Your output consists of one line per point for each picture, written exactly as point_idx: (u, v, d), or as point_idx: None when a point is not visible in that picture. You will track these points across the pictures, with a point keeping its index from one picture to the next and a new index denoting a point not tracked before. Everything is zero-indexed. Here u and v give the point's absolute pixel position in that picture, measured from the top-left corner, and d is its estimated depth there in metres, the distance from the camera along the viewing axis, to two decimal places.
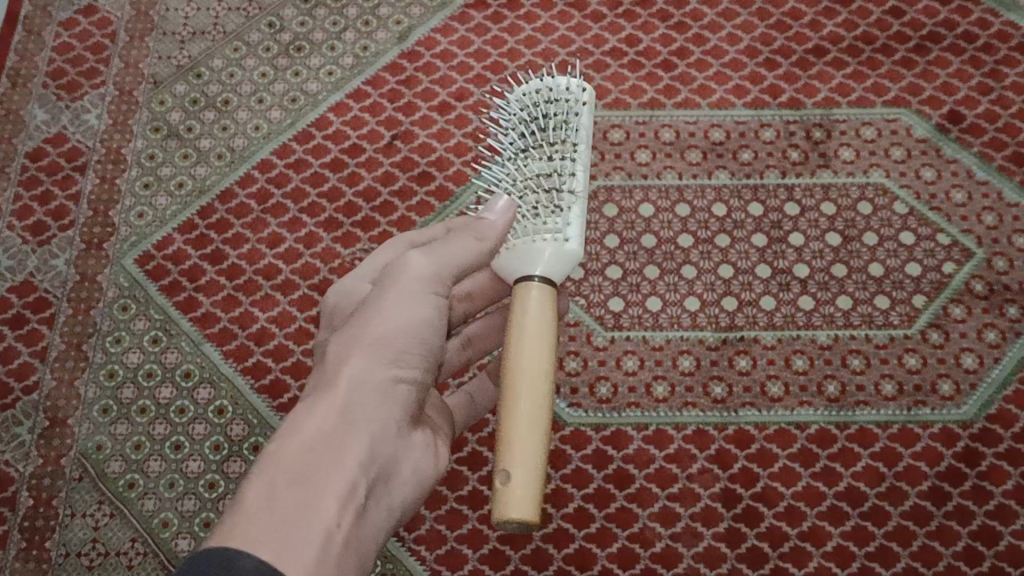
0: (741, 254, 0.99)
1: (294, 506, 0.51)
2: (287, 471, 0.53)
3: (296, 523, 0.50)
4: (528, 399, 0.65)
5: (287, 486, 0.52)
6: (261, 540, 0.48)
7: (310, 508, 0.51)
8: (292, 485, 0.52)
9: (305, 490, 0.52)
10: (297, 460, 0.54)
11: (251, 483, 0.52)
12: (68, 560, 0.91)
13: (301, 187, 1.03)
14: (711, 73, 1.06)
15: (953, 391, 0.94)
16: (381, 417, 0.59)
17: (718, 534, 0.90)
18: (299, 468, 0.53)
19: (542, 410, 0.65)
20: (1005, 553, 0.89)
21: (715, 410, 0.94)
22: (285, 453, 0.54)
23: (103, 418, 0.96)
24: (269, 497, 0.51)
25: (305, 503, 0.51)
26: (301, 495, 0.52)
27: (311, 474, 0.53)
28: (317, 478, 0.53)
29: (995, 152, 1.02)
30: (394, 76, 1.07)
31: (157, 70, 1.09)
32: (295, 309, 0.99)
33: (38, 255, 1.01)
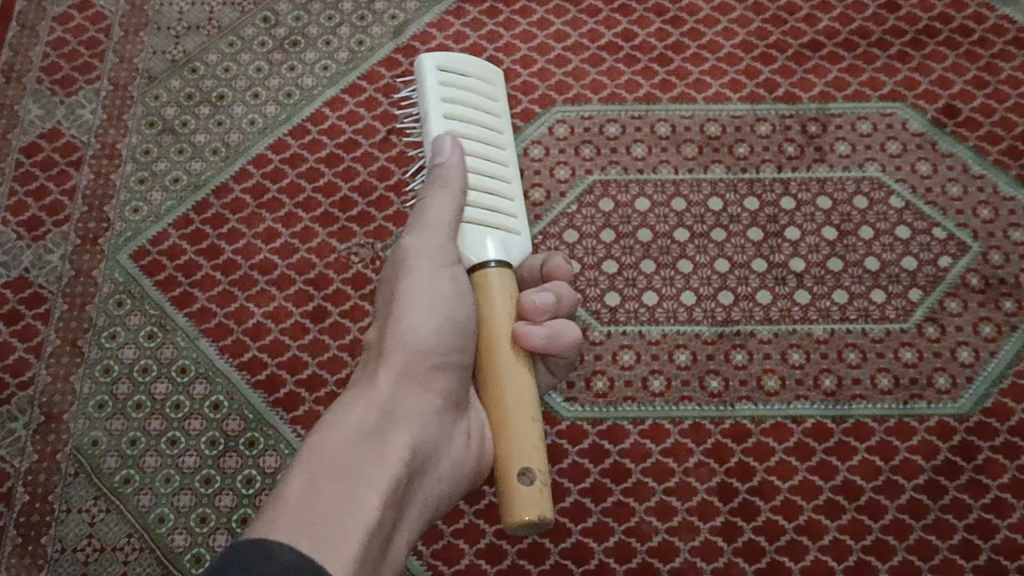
0: (736, 249, 0.99)
1: (340, 497, 0.53)
2: (328, 464, 0.56)
3: (344, 511, 0.52)
4: (513, 401, 0.70)
5: (331, 474, 0.55)
6: (310, 524, 0.51)
7: (357, 499, 0.54)
8: (335, 477, 0.55)
9: (348, 482, 0.55)
10: (339, 452, 0.57)
11: (296, 470, 0.55)
12: (64, 555, 0.91)
13: (296, 182, 1.03)
14: (706, 67, 1.06)
15: (949, 385, 0.94)
16: (408, 421, 0.62)
17: (715, 528, 0.90)
18: (342, 462, 0.56)
19: (528, 408, 0.71)
20: (1002, 545, 0.89)
21: (711, 404, 0.94)
22: (324, 449, 0.57)
23: (99, 414, 0.95)
24: (314, 486, 0.54)
25: (352, 496, 0.54)
26: (346, 487, 0.54)
27: (354, 465, 0.56)
28: (360, 470, 0.56)
29: (991, 146, 1.02)
30: (390, 71, 1.07)
31: (152, 65, 1.09)
32: (291, 303, 0.98)
33: (33, 250, 1.01)
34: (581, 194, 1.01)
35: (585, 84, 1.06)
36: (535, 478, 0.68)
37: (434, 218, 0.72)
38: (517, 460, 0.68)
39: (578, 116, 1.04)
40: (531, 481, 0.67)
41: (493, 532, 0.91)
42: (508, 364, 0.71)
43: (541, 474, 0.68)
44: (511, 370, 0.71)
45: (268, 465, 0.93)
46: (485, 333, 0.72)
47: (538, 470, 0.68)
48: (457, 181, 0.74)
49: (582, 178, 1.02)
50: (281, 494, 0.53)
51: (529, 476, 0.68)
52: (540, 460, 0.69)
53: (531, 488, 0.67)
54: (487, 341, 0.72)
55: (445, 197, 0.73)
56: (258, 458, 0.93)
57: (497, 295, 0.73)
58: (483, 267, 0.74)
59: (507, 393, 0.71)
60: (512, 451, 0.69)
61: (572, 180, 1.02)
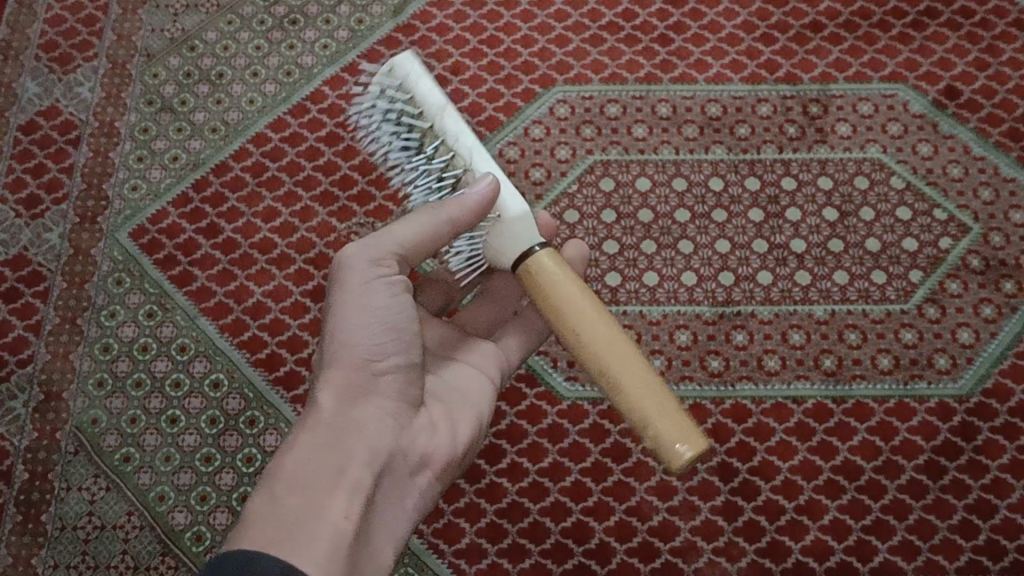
0: (737, 229, 0.99)
1: (303, 512, 0.53)
2: (289, 479, 0.55)
3: (307, 526, 0.53)
4: (610, 352, 0.61)
5: (290, 494, 0.54)
6: (275, 544, 0.51)
7: (320, 509, 0.54)
8: (294, 493, 0.54)
9: (311, 494, 0.54)
10: (297, 469, 0.56)
11: (256, 493, 0.55)
12: (64, 533, 0.91)
13: (296, 161, 1.02)
14: (708, 47, 1.05)
15: (949, 365, 0.94)
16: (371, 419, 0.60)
17: (715, 508, 0.90)
18: (302, 475, 0.55)
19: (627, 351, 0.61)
20: (1000, 526, 0.89)
21: (712, 384, 0.94)
22: (286, 462, 0.56)
23: (98, 391, 0.95)
24: (274, 509, 0.53)
25: (315, 507, 0.54)
26: (308, 500, 0.54)
27: (313, 481, 0.55)
28: (320, 480, 0.55)
29: (992, 128, 1.02)
30: (390, 50, 1.06)
31: (150, 43, 1.08)
32: (291, 283, 0.98)
33: (31, 229, 1.00)
34: (582, 174, 1.01)
35: (586, 64, 1.05)
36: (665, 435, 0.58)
37: (397, 234, 0.63)
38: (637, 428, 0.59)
39: (579, 96, 1.04)
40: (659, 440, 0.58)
41: (493, 511, 0.91)
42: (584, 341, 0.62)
43: (667, 408, 0.59)
44: (585, 323, 0.62)
45: (268, 445, 0.93)
46: (546, 306, 0.63)
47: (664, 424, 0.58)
48: (455, 207, 0.62)
49: (583, 158, 1.02)
50: (245, 520, 0.53)
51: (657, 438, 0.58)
52: (658, 395, 0.59)
53: (663, 431, 0.58)
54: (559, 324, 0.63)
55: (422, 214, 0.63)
56: (259, 437, 0.93)
57: (546, 271, 0.64)
58: (522, 254, 0.65)
59: (599, 349, 0.61)
60: (632, 408, 0.59)
61: (573, 160, 1.02)
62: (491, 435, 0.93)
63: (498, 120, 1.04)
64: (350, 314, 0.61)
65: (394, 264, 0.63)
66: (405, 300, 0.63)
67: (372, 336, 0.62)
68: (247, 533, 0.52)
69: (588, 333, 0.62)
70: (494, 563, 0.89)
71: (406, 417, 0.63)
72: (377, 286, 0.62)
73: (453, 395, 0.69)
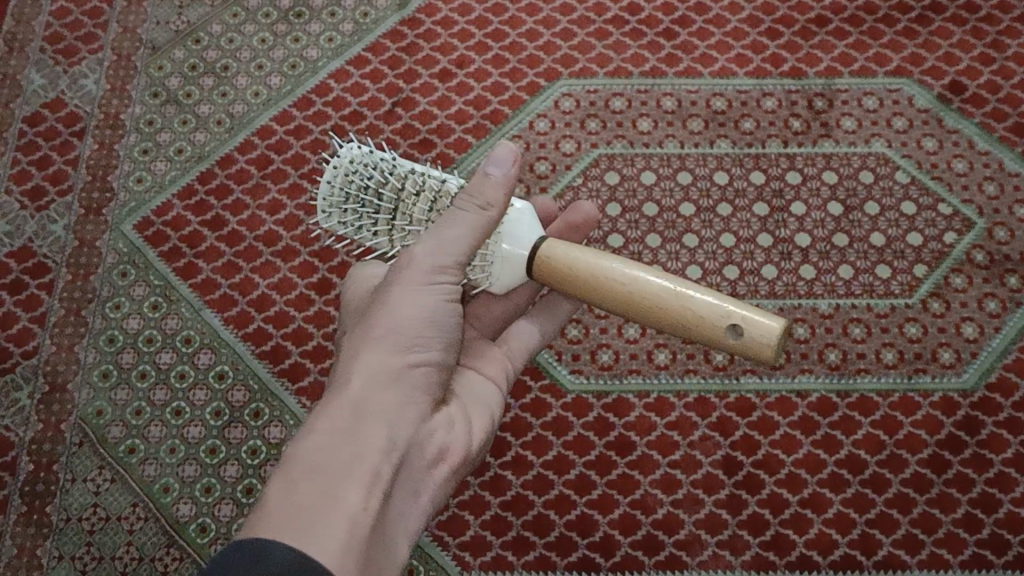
0: (742, 223, 0.99)
1: (325, 493, 0.52)
2: (309, 464, 0.53)
3: (327, 507, 0.51)
4: (655, 300, 0.65)
5: (309, 478, 0.52)
6: (294, 522, 0.49)
7: (341, 491, 0.52)
8: (318, 472, 0.53)
9: (333, 475, 0.53)
10: (317, 455, 0.54)
11: (274, 478, 0.53)
12: (69, 524, 0.91)
13: (301, 154, 1.02)
14: (712, 41, 1.05)
15: (953, 359, 0.94)
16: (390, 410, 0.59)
17: (719, 501, 0.90)
18: (325, 456, 0.54)
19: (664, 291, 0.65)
20: (1004, 520, 0.89)
21: (717, 377, 0.93)
22: (306, 448, 0.54)
23: (103, 383, 0.95)
24: (296, 486, 0.52)
25: (336, 489, 0.52)
26: (329, 481, 0.52)
27: (333, 466, 0.53)
28: (344, 462, 0.54)
29: (997, 123, 1.02)
30: (395, 43, 1.06)
31: (155, 35, 1.08)
32: (295, 275, 0.98)
33: (36, 221, 1.01)
34: (587, 168, 1.01)
35: (590, 58, 1.05)
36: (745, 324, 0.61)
37: (446, 236, 0.64)
38: (720, 333, 0.62)
39: (584, 89, 1.04)
40: (743, 328, 0.61)
41: (497, 503, 0.91)
42: (632, 302, 0.66)
43: (724, 322, 0.62)
44: (622, 290, 0.66)
45: (273, 437, 0.93)
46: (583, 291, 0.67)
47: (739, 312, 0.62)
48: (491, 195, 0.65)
49: (588, 151, 1.02)
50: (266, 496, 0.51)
51: (742, 326, 0.61)
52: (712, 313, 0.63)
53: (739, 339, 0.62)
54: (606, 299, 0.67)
55: (461, 215, 0.64)
56: (263, 429, 0.93)
57: (564, 258, 0.67)
58: (533, 259, 0.68)
59: (645, 303, 0.65)
60: (703, 334, 0.63)
61: (578, 153, 1.02)
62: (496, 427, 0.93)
63: (503, 114, 1.04)
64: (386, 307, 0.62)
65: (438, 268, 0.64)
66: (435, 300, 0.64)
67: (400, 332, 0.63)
68: (267, 511, 0.50)
69: (630, 295, 0.66)
70: (499, 555, 0.89)
71: (424, 413, 0.62)
72: (415, 287, 0.64)
73: (465, 400, 0.69)
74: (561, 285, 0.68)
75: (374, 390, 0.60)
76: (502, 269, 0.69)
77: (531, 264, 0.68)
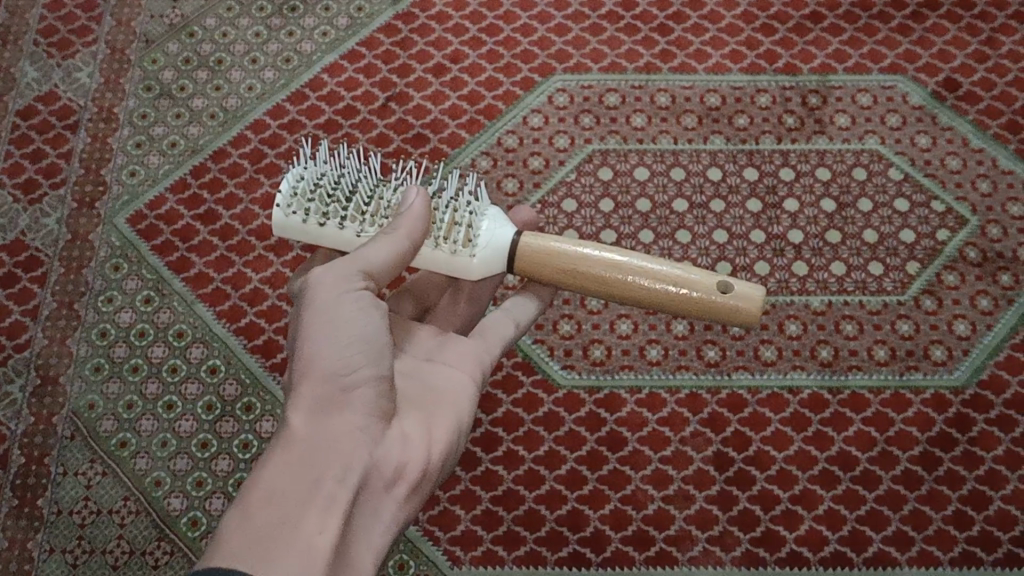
0: (735, 219, 0.99)
1: (274, 527, 0.51)
2: (264, 495, 0.52)
3: (276, 542, 0.50)
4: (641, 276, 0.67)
5: (263, 510, 0.52)
6: (243, 561, 0.49)
7: (291, 525, 0.51)
8: (267, 507, 0.52)
9: (283, 509, 0.52)
10: (272, 486, 0.53)
11: (229, 512, 0.52)
12: (60, 517, 0.91)
13: (295, 148, 1.02)
14: (707, 38, 1.05)
15: (945, 357, 0.94)
16: (349, 434, 0.57)
17: (710, 497, 0.90)
18: (277, 490, 0.53)
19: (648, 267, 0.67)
20: (995, 517, 0.89)
21: (708, 373, 0.94)
22: (261, 479, 0.53)
23: (95, 376, 0.95)
24: (245, 524, 0.51)
25: (286, 521, 0.51)
26: (282, 515, 0.51)
27: (287, 497, 0.52)
28: (291, 495, 0.53)
29: (991, 120, 1.02)
30: (389, 37, 1.06)
31: (149, 28, 1.08)
32: (288, 269, 0.98)
33: (29, 214, 1.01)
34: (580, 163, 1.01)
35: (585, 53, 1.05)
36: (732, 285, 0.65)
37: (360, 255, 0.64)
38: (708, 296, 0.65)
39: (578, 85, 1.04)
40: (729, 288, 0.65)
41: (489, 498, 0.91)
42: (612, 280, 0.68)
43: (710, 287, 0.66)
44: (605, 273, 0.68)
45: (264, 431, 0.93)
46: (563, 278, 0.68)
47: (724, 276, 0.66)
48: (407, 224, 0.66)
49: (582, 147, 1.02)
50: (217, 537, 0.51)
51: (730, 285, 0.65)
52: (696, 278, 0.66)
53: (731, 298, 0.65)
54: (582, 286, 0.69)
55: (382, 241, 0.65)
56: (255, 423, 0.93)
57: (539, 245, 0.68)
58: (511, 250, 0.69)
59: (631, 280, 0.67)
60: (692, 300, 0.66)
61: (572, 149, 1.02)
62: (487, 422, 0.93)
63: (497, 109, 1.04)
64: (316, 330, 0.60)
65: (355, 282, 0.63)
66: (371, 315, 0.62)
67: (337, 351, 0.59)
68: (219, 551, 0.50)
69: (614, 279, 0.67)
70: (489, 550, 0.89)
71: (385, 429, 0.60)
72: (342, 302, 0.62)
73: (440, 399, 0.65)
74: (538, 273, 0.69)
75: (329, 414, 0.58)
76: (485, 241, 0.68)
77: (510, 254, 0.69)
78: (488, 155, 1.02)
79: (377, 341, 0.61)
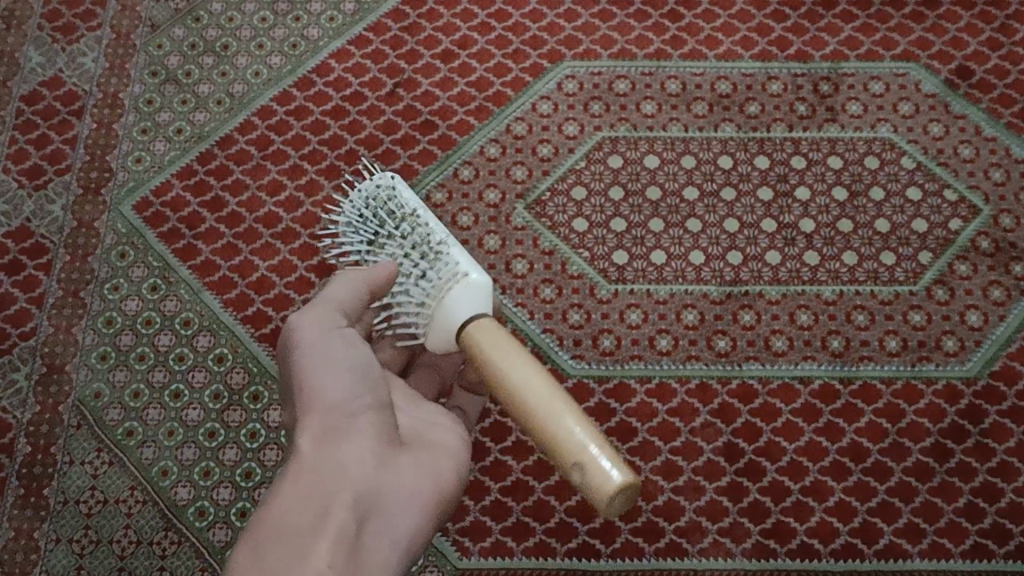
0: (746, 208, 0.98)
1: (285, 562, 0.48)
2: (273, 529, 0.50)
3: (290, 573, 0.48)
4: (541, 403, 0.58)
5: (272, 544, 0.49)
6: None
7: (307, 555, 0.49)
8: (279, 543, 0.49)
9: (294, 539, 0.50)
10: (281, 515, 0.51)
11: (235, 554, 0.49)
12: (66, 507, 0.90)
13: (302, 135, 1.01)
14: (718, 24, 1.04)
15: (957, 348, 0.93)
16: (352, 459, 0.55)
17: (720, 488, 0.90)
18: (286, 521, 0.50)
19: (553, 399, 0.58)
20: (1006, 509, 0.88)
21: (718, 363, 0.93)
22: (269, 514, 0.51)
23: (102, 365, 0.95)
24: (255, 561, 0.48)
25: (300, 556, 0.49)
26: (293, 544, 0.49)
27: (298, 526, 0.50)
28: (304, 524, 0.50)
29: (1004, 109, 1.01)
30: (397, 23, 1.05)
31: (155, 13, 1.07)
32: (295, 258, 0.97)
33: (34, 200, 1.00)
34: (590, 151, 1.00)
35: (594, 39, 1.04)
36: (587, 465, 0.54)
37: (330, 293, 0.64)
38: (564, 462, 0.56)
39: (587, 72, 1.03)
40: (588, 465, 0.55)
41: (498, 489, 0.90)
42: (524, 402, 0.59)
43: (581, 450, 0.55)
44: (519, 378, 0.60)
45: (272, 420, 0.93)
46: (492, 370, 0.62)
47: (588, 451, 0.55)
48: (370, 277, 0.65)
49: (591, 134, 1.01)
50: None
51: (583, 462, 0.55)
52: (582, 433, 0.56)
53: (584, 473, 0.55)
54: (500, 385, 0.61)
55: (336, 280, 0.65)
56: (263, 412, 0.93)
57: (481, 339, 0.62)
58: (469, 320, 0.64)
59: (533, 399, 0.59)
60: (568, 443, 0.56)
61: (581, 137, 1.01)
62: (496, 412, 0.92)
63: (505, 96, 1.03)
64: (314, 360, 0.60)
65: (336, 325, 0.63)
66: (348, 349, 0.61)
67: (331, 384, 0.58)
68: None
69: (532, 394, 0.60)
70: (499, 541, 0.89)
71: (385, 456, 0.58)
72: (333, 337, 0.61)
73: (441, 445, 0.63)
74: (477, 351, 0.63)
75: (328, 443, 0.56)
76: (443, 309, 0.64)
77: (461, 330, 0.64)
78: (496, 143, 1.01)
79: (361, 375, 0.60)
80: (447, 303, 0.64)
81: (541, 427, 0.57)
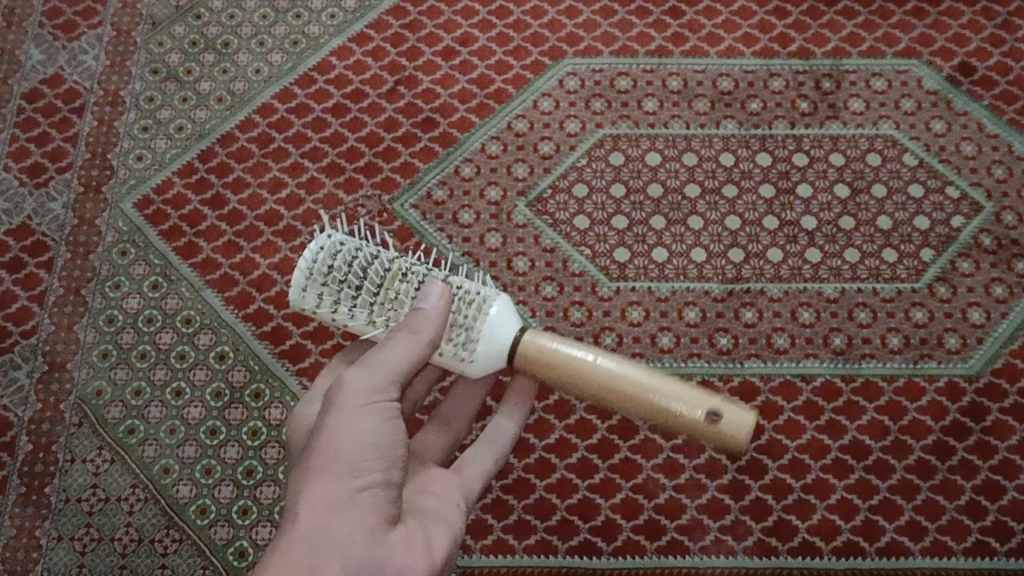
0: (747, 205, 0.98)
1: None
2: None
3: None
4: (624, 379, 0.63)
5: None
6: None
7: None
8: None
9: None
10: None
11: None
12: (68, 505, 0.91)
13: (303, 132, 1.01)
14: (719, 20, 1.04)
15: (959, 345, 0.93)
16: (351, 536, 0.52)
17: (721, 486, 0.90)
18: None
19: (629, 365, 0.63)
20: (1008, 507, 0.88)
21: (719, 361, 0.93)
22: None
23: (103, 363, 0.95)
24: None
25: None
26: None
27: None
28: None
29: (1006, 105, 1.00)
30: (398, 20, 1.05)
31: (155, 10, 1.07)
32: (296, 256, 0.97)
33: (35, 198, 1.00)
34: (591, 149, 1.00)
35: (596, 36, 1.04)
36: (722, 411, 0.60)
37: (383, 359, 0.59)
38: (692, 418, 0.61)
39: (588, 69, 1.03)
40: (718, 415, 0.60)
41: (499, 487, 0.90)
42: (610, 390, 0.63)
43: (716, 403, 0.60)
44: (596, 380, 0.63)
45: (273, 418, 0.92)
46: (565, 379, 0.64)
47: (714, 398, 0.61)
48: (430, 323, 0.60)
49: (593, 131, 1.01)
50: None
51: (719, 413, 0.60)
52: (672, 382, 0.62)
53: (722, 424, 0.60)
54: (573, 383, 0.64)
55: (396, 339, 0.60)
56: (264, 410, 0.93)
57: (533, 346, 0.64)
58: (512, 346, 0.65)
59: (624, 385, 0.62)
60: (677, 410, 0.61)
61: (583, 134, 1.01)
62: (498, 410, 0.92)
63: (506, 93, 1.02)
64: (338, 425, 0.56)
65: (371, 393, 0.58)
66: (377, 417, 0.57)
67: (348, 451, 0.55)
68: None
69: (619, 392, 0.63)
70: (500, 539, 0.89)
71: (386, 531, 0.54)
72: (365, 402, 0.57)
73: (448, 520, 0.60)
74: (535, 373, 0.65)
75: (332, 514, 0.52)
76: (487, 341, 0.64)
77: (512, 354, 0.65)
78: (497, 140, 1.01)
79: (384, 442, 0.57)
80: (491, 318, 0.64)
81: (637, 399, 0.62)
